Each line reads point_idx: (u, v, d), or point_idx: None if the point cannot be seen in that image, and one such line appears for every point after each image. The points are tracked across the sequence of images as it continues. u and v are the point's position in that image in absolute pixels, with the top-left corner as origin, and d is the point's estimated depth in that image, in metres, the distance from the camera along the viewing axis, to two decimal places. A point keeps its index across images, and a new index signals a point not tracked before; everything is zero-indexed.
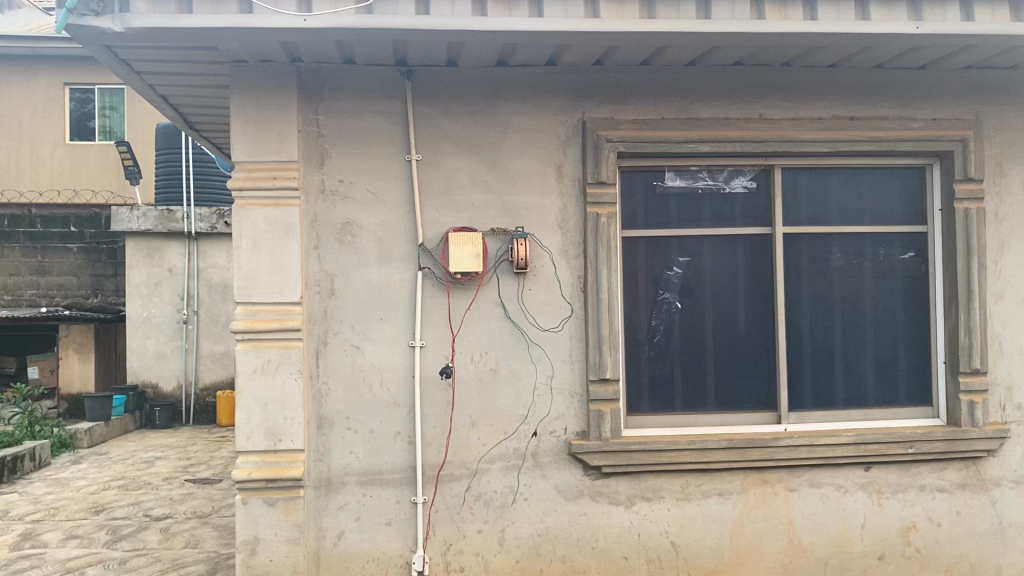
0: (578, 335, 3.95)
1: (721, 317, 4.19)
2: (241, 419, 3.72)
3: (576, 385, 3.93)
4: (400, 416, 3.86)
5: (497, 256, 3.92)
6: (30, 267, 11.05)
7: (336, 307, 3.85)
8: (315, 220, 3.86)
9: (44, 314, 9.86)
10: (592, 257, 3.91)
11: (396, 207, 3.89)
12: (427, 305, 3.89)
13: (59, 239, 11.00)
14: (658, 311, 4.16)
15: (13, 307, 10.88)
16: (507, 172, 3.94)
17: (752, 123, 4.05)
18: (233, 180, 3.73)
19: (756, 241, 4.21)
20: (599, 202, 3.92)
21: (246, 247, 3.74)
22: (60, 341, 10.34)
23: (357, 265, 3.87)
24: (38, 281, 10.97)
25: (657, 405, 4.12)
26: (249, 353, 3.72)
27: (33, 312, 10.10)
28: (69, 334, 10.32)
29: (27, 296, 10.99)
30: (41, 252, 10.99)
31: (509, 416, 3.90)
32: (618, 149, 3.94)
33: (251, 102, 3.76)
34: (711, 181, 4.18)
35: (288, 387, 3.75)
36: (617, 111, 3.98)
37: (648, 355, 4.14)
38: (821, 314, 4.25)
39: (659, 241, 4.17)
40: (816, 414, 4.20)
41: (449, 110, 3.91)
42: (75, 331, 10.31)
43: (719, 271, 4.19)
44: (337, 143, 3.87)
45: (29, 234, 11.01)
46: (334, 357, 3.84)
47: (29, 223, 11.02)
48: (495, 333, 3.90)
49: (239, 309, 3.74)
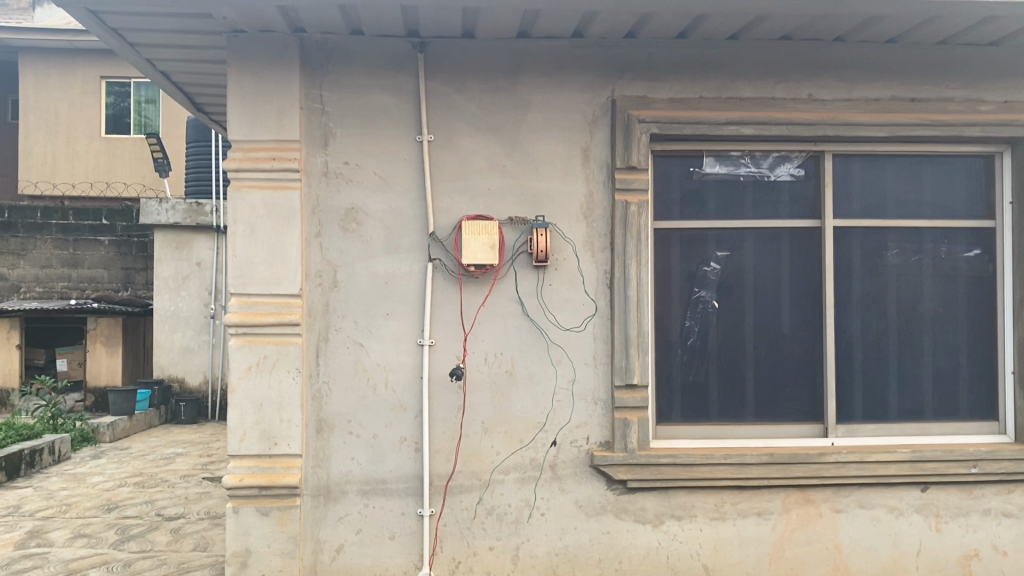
0: (603, 336, 3.58)
1: (764, 319, 3.80)
2: (234, 421, 3.42)
3: (600, 391, 3.57)
4: (407, 421, 3.52)
5: (514, 247, 3.57)
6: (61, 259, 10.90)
7: (338, 300, 3.52)
8: (318, 206, 3.54)
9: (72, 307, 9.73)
10: (619, 249, 3.55)
11: (406, 192, 3.56)
12: (437, 300, 3.55)
13: (91, 232, 10.88)
14: (693, 311, 3.77)
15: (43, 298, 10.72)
16: (528, 156, 3.59)
17: (802, 104, 3.67)
18: (229, 160, 3.43)
19: (803, 235, 3.81)
20: (629, 189, 3.56)
21: (243, 233, 3.45)
22: (88, 334, 10.22)
23: (363, 255, 3.54)
24: (68, 273, 10.82)
25: (690, 415, 3.74)
26: (243, 349, 3.42)
27: (60, 304, 9.97)
28: (97, 328, 10.20)
29: (58, 288, 10.84)
30: (73, 244, 10.85)
31: (526, 423, 3.54)
32: (652, 131, 3.58)
33: (250, 76, 3.45)
34: (754, 168, 3.80)
35: (285, 387, 3.43)
36: (651, 89, 3.62)
37: (681, 359, 3.75)
38: (874, 317, 3.84)
39: (695, 233, 3.78)
40: (867, 428, 3.79)
41: (465, 87, 3.57)
42: (103, 325, 10.20)
43: (761, 268, 3.80)
44: (341, 122, 3.54)
45: (62, 225, 10.85)
46: (335, 355, 3.51)
47: (61, 215, 10.87)
48: (512, 332, 3.55)
49: (232, 301, 3.44)
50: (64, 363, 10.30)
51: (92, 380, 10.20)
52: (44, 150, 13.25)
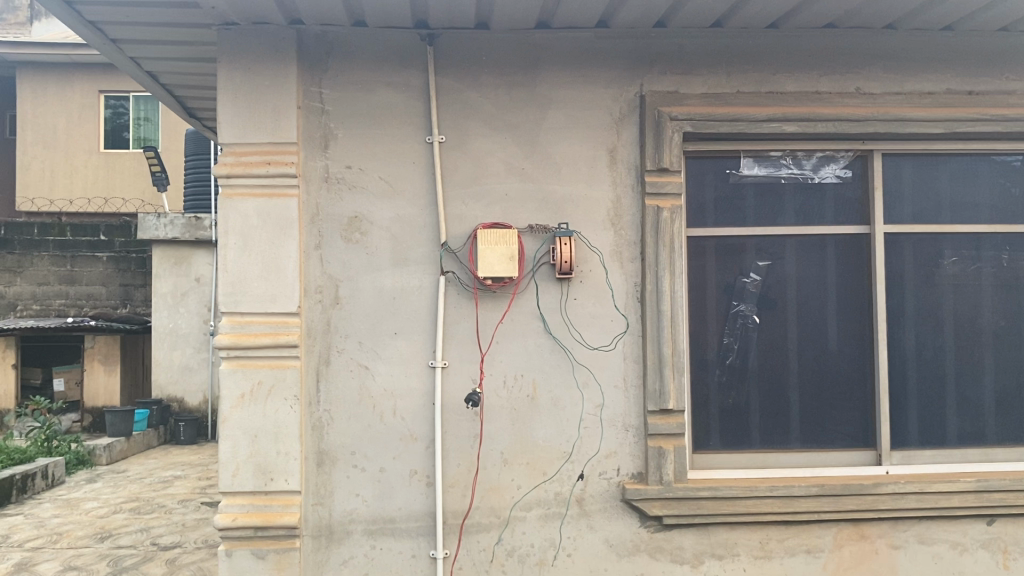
0: (634, 356, 3.23)
1: (809, 334, 3.45)
2: (226, 454, 3.08)
3: (631, 417, 3.21)
4: (417, 452, 3.17)
5: (535, 258, 3.22)
6: (59, 276, 10.55)
7: (340, 319, 3.18)
8: (317, 215, 3.20)
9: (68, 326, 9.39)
10: (650, 260, 3.20)
11: (415, 199, 3.22)
12: (450, 317, 3.20)
13: (89, 249, 10.53)
14: (732, 326, 3.42)
15: (40, 317, 10.37)
16: (549, 157, 3.25)
17: (849, 98, 3.34)
18: (219, 165, 3.11)
19: (850, 243, 3.47)
20: (660, 193, 3.22)
21: (234, 246, 3.12)
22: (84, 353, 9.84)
23: (367, 268, 3.20)
24: (67, 291, 10.47)
25: (729, 442, 3.39)
26: (236, 375, 3.08)
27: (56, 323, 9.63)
28: (95, 346, 9.85)
29: (55, 306, 10.50)
30: (70, 260, 10.51)
31: (549, 453, 3.19)
32: (685, 129, 3.24)
33: (242, 73, 3.13)
34: (796, 169, 3.45)
35: (282, 416, 3.10)
36: (683, 84, 3.29)
37: (719, 381, 3.40)
38: (930, 331, 3.49)
39: (732, 241, 3.43)
40: (924, 454, 3.44)
41: (478, 82, 3.24)
42: (101, 343, 9.84)
43: (805, 279, 3.45)
44: (343, 121, 3.21)
45: (59, 242, 10.51)
46: (337, 379, 3.17)
47: (59, 232, 10.53)
48: (533, 353, 3.20)
49: (223, 321, 3.10)
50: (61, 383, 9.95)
51: (90, 401, 9.81)
52: (43, 166, 12.95)
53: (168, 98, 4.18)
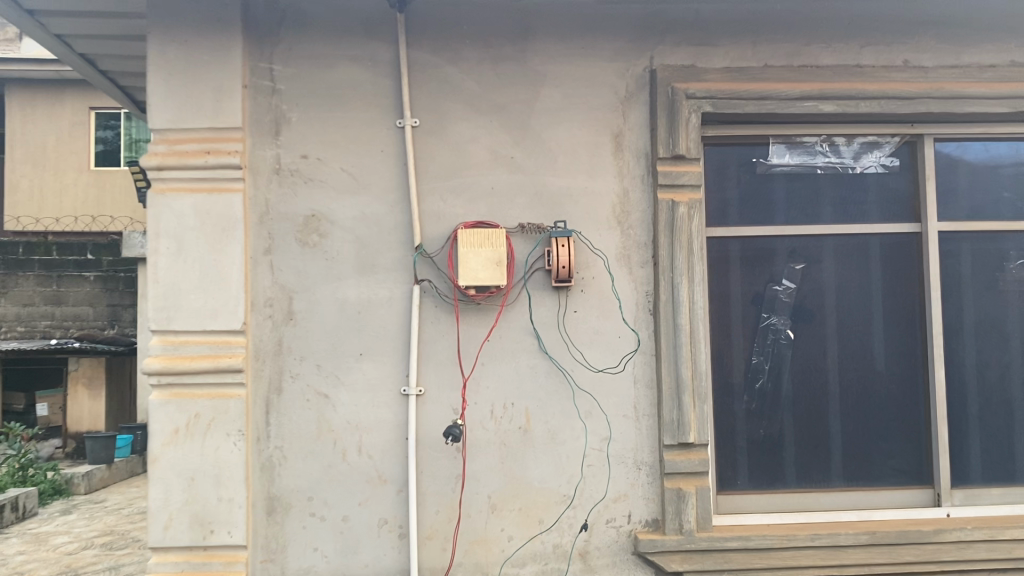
0: (646, 379, 2.69)
1: (853, 352, 2.92)
2: (156, 502, 2.56)
3: (644, 453, 2.68)
4: (388, 497, 2.64)
5: (527, 263, 2.70)
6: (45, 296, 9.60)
7: (294, 337, 2.65)
8: (267, 213, 2.68)
9: (52, 347, 8.76)
10: (665, 264, 2.68)
11: (384, 193, 2.70)
12: (426, 335, 2.67)
13: (76, 267, 9.60)
14: (762, 343, 2.87)
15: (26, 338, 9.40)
16: (542, 144, 2.73)
17: (897, 73, 2.82)
18: (150, 155, 2.61)
19: (898, 244, 2.95)
20: (675, 185, 2.71)
21: (167, 251, 2.61)
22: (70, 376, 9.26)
23: (326, 276, 2.67)
24: (52, 311, 9.52)
25: (761, 481, 2.85)
26: (169, 406, 2.57)
27: (41, 343, 9.02)
28: (79, 368, 9.29)
29: (42, 328, 9.50)
30: (57, 280, 9.57)
31: (546, 497, 2.64)
32: (704, 108, 2.72)
33: (177, 47, 2.63)
34: (834, 158, 2.94)
35: (224, 455, 2.58)
36: (701, 57, 2.78)
37: (748, 408, 2.85)
38: (994, 347, 2.95)
39: (760, 242, 2.91)
40: (991, 493, 2.90)
41: (458, 56, 2.73)
42: (86, 365, 9.24)
43: (847, 286, 2.92)
44: (297, 103, 2.70)
45: (46, 261, 9.54)
46: (290, 410, 2.64)
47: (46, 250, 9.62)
48: (525, 377, 2.67)
49: (152, 341, 2.59)
50: (44, 409, 9.25)
51: (74, 426, 9.22)
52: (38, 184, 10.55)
53: (103, 82, 3.71)
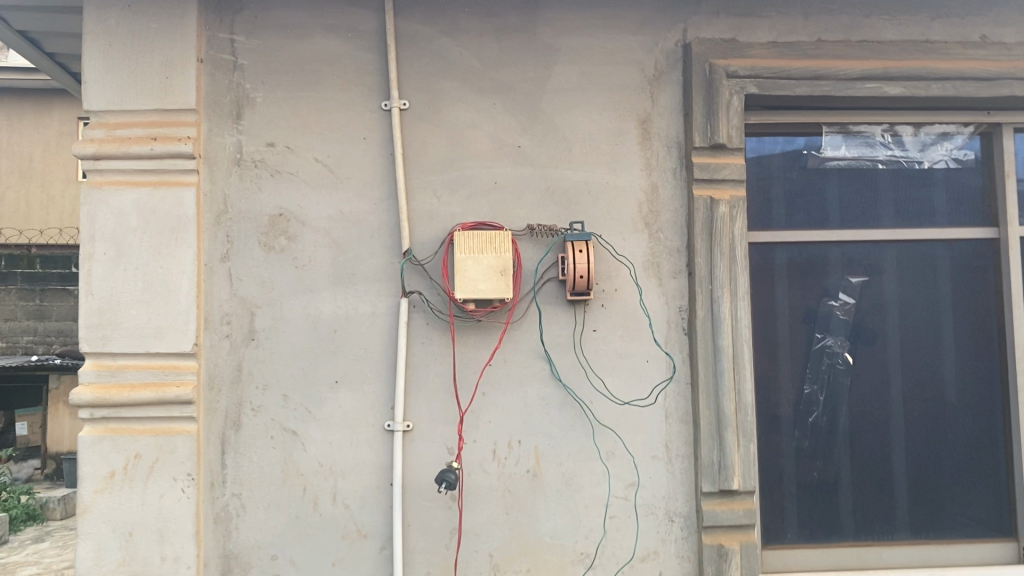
0: (680, 413, 2.24)
1: (922, 380, 2.46)
2: (86, 563, 2.10)
3: (678, 501, 2.22)
4: (367, 556, 2.17)
5: (537, 272, 2.25)
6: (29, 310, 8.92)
7: (256, 361, 2.20)
8: (225, 212, 2.23)
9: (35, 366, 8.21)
10: (702, 274, 2.24)
11: (365, 188, 2.25)
12: (416, 359, 2.21)
13: (61, 281, 8.87)
14: (815, 370, 2.42)
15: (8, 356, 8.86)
16: (555, 131, 2.29)
17: (973, 49, 2.38)
18: (84, 141, 2.16)
19: (972, 252, 2.51)
20: (715, 180, 2.27)
21: (105, 257, 2.16)
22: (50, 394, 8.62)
23: (295, 288, 2.22)
24: (36, 327, 8.86)
25: (814, 533, 2.39)
26: (103, 445, 2.11)
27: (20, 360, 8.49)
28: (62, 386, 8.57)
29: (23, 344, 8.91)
30: (41, 294, 8.84)
31: (559, 555, 2.18)
32: (748, 90, 2.30)
33: (120, 13, 2.20)
34: (897, 151, 2.52)
35: (170, 505, 2.12)
36: (743, 29, 2.35)
37: (798, 447, 2.40)
38: None
39: (812, 250, 2.46)
40: None
41: (456, 27, 2.29)
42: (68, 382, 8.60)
43: (913, 302, 2.48)
44: (264, 81, 2.26)
45: (29, 274, 8.85)
46: (251, 450, 2.19)
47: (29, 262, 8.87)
48: (534, 409, 2.22)
49: (84, 367, 2.13)
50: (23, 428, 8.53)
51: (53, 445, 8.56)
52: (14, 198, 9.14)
53: (49, 66, 3.29)
